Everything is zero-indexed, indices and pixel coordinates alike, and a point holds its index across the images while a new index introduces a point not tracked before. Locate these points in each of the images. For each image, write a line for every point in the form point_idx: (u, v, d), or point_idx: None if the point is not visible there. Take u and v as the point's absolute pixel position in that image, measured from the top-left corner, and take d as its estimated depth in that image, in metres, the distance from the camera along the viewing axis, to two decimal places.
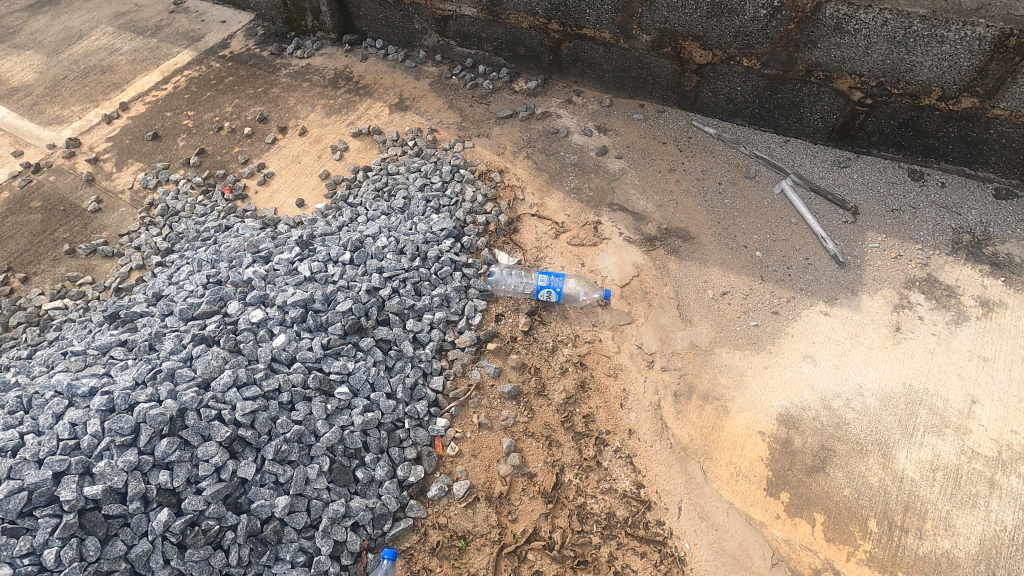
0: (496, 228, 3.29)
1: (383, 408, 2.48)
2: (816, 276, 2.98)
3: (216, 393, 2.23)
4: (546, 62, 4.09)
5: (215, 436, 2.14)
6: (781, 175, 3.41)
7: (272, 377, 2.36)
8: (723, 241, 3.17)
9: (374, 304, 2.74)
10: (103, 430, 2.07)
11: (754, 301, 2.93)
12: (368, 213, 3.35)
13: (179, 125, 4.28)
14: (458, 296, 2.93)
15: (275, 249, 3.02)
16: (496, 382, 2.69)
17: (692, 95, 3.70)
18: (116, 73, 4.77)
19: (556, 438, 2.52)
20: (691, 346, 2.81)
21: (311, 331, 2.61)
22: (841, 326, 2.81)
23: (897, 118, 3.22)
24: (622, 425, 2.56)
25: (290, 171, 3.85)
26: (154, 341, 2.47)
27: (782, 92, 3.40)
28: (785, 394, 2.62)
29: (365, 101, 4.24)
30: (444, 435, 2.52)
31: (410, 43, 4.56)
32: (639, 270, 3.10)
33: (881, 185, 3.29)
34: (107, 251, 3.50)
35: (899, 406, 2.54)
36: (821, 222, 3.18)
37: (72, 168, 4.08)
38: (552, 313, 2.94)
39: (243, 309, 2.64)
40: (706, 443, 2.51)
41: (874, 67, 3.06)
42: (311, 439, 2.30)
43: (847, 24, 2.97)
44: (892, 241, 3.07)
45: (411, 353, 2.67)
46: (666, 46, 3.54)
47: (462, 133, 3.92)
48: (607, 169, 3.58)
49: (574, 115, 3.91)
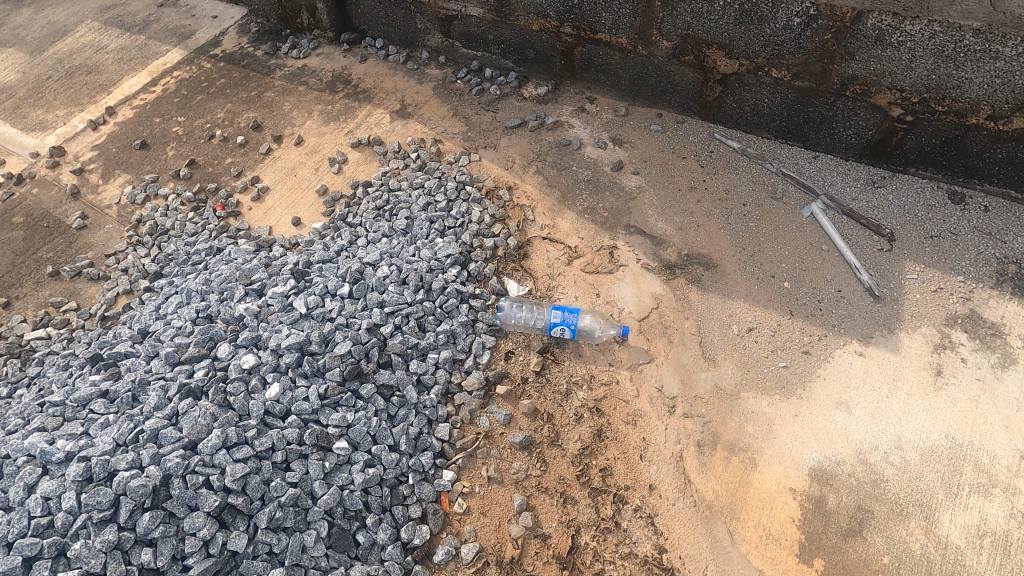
0: (505, 253, 3.08)
1: (385, 463, 2.31)
2: (849, 311, 2.77)
3: (204, 457, 2.05)
4: (557, 66, 3.83)
5: (203, 505, 1.97)
6: (810, 196, 3.17)
7: (265, 434, 2.17)
8: (749, 270, 2.95)
9: (375, 344, 2.54)
10: (79, 504, 1.89)
11: (783, 339, 2.72)
12: (368, 235, 3.14)
13: (169, 132, 4.04)
14: (465, 331, 2.74)
15: (269, 281, 2.81)
16: (506, 430, 2.52)
17: (714, 106, 3.45)
18: (103, 74, 4.51)
19: (571, 495, 2.36)
20: (715, 389, 2.62)
21: (308, 377, 2.40)
22: (878, 369, 2.61)
23: (939, 136, 2.97)
24: (642, 480, 2.39)
25: (286, 185, 3.63)
26: (137, 391, 2.28)
27: (813, 105, 3.14)
28: (817, 447, 2.44)
29: (364, 107, 3.99)
30: (451, 490, 2.36)
31: (412, 43, 4.29)
32: (658, 302, 2.89)
33: (919, 209, 3.05)
34: (93, 274, 3.29)
35: (942, 462, 2.36)
36: (855, 249, 2.95)
37: (56, 179, 3.86)
38: (566, 351, 2.74)
39: (233, 352, 2.44)
40: (733, 500, 2.34)
41: (917, 83, 2.80)
42: (308, 503, 2.13)
43: (890, 35, 2.70)
44: (931, 272, 2.85)
45: (415, 399, 2.48)
46: (688, 53, 3.28)
47: (468, 143, 3.68)
48: (623, 187, 3.35)
49: (587, 125, 3.66)
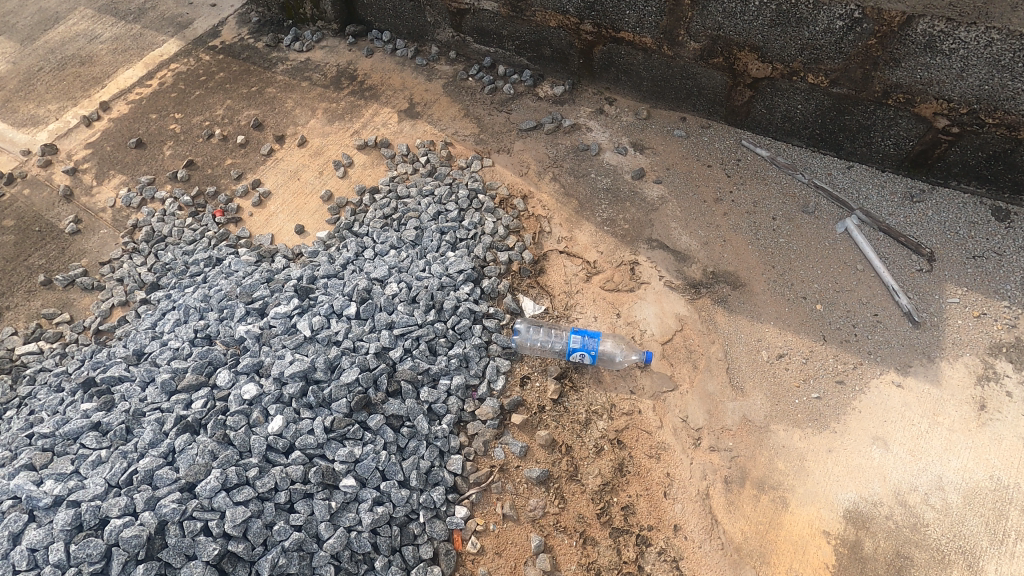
0: (520, 268, 2.91)
1: (394, 500, 2.17)
2: (886, 337, 2.61)
3: (202, 500, 1.91)
4: (575, 65, 3.63)
5: (202, 554, 1.85)
6: (845, 210, 2.99)
7: (267, 473, 2.04)
8: (779, 291, 2.78)
9: (384, 371, 2.39)
10: (68, 556, 1.77)
11: (815, 367, 2.57)
12: (375, 247, 2.98)
13: (165, 130, 3.85)
14: (479, 355, 2.59)
15: (271, 298, 2.65)
16: (522, 463, 2.38)
17: (743, 111, 3.25)
18: (97, 66, 4.31)
19: (591, 535, 2.23)
20: (743, 421, 2.47)
21: (313, 409, 2.26)
22: (916, 402, 2.46)
23: (986, 149, 2.79)
24: (667, 520, 2.26)
25: (289, 190, 3.45)
26: (132, 424, 2.14)
27: (851, 113, 2.95)
28: (853, 486, 2.30)
29: (371, 105, 3.80)
30: (463, 528, 2.23)
31: (421, 37, 4.08)
32: (682, 324, 2.73)
33: (961, 225, 2.87)
34: (86, 283, 3.14)
35: (986, 506, 2.22)
36: (892, 270, 2.78)
37: (48, 179, 3.69)
38: (585, 377, 2.59)
39: (233, 380, 2.29)
40: (763, 543, 2.21)
41: (967, 93, 2.62)
42: (314, 546, 2.01)
43: (941, 42, 2.52)
44: (974, 295, 2.68)
45: (426, 431, 2.34)
46: (717, 55, 3.08)
47: (480, 147, 3.49)
48: (644, 197, 3.16)
49: (606, 128, 3.47)
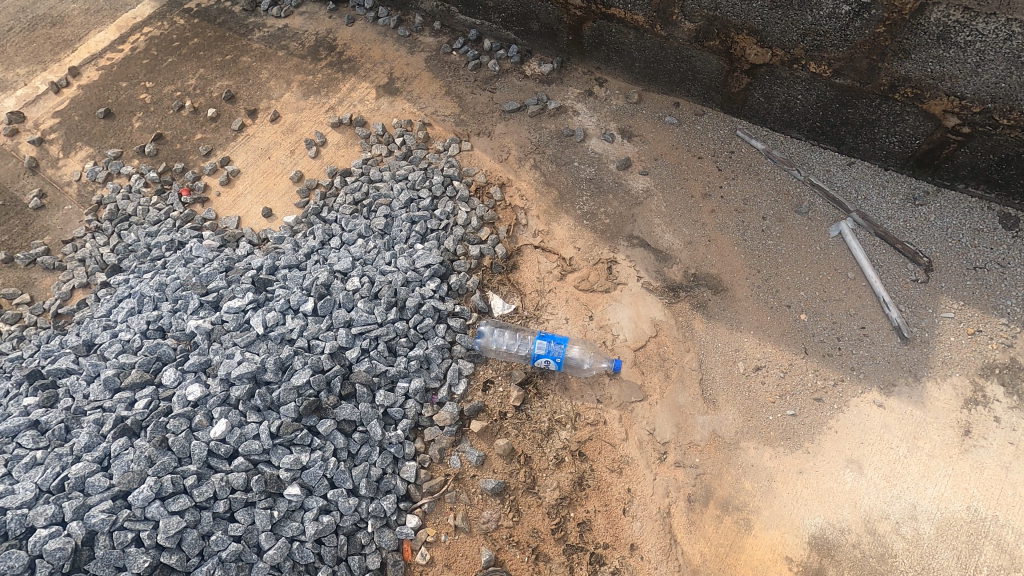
0: (491, 263, 2.77)
1: (342, 509, 2.11)
2: (872, 352, 2.47)
3: (134, 511, 1.88)
4: (564, 42, 3.40)
5: (132, 566, 1.83)
6: (841, 212, 2.79)
7: (206, 481, 1.99)
8: (763, 297, 2.63)
9: (338, 374, 2.29)
10: None
11: (793, 382, 2.44)
12: (342, 235, 2.84)
13: (135, 99, 3.68)
14: (441, 356, 2.48)
15: (227, 290, 2.54)
16: (478, 473, 2.29)
17: (739, 99, 3.03)
18: (68, 27, 4.11)
19: (544, 551, 2.15)
20: (713, 436, 2.36)
21: (260, 412, 2.17)
22: (897, 424, 2.33)
23: (998, 152, 2.58)
24: (624, 538, 2.18)
25: (258, 169, 3.30)
26: (71, 424, 2.10)
27: (854, 106, 2.73)
28: (821, 511, 2.20)
29: (348, 79, 3.59)
30: (414, 538, 2.17)
31: (405, 5, 3.84)
32: (657, 329, 2.59)
33: (964, 233, 2.67)
34: (48, 263, 3.05)
35: (959, 538, 2.12)
36: (885, 279, 2.61)
37: (14, 149, 3.56)
38: (550, 384, 2.48)
39: (179, 379, 2.22)
40: (721, 567, 2.13)
41: (981, 90, 2.40)
42: (253, 557, 1.96)
43: (956, 34, 2.29)
44: (970, 310, 2.51)
45: (379, 437, 2.25)
46: (713, 38, 2.87)
47: (459, 128, 3.30)
48: (629, 190, 2.98)
49: (594, 112, 3.25)
